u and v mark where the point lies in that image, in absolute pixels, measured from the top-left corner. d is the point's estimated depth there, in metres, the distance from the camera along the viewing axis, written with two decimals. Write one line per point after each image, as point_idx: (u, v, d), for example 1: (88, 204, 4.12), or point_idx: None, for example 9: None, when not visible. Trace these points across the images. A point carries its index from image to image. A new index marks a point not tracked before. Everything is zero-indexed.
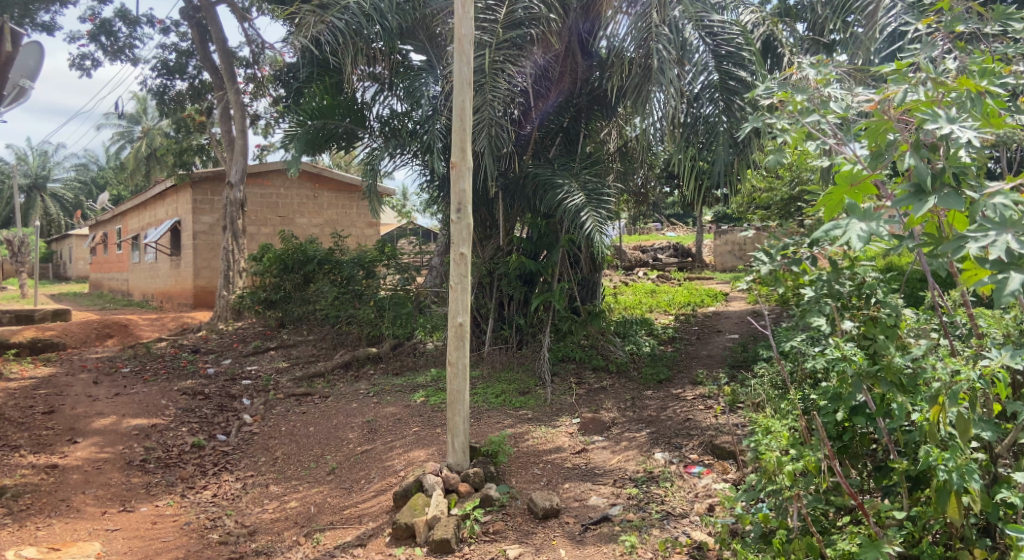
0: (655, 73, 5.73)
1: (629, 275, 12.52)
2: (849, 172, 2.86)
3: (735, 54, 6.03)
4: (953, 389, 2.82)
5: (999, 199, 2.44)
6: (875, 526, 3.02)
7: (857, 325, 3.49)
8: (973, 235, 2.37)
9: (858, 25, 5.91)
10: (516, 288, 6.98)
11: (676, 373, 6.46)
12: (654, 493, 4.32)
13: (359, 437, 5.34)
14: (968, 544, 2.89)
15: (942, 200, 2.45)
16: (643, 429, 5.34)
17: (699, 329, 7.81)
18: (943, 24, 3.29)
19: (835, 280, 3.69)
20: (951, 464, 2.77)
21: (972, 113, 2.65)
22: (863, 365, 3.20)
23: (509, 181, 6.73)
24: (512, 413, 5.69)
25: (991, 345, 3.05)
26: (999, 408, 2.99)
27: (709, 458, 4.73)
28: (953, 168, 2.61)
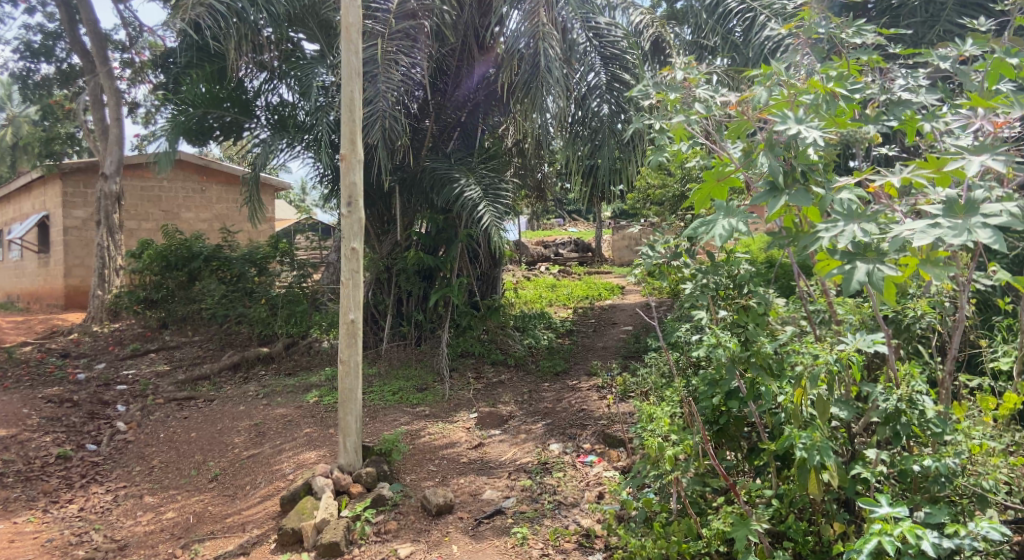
0: (544, 72, 5.80)
1: (531, 269, 12.66)
2: (715, 169, 3.04)
3: (620, 56, 6.31)
4: (813, 371, 3.02)
5: (846, 194, 2.64)
6: (745, 505, 3.19)
7: (730, 313, 3.72)
8: (824, 227, 2.56)
9: (738, 29, 6.20)
10: (415, 284, 6.86)
11: (572, 365, 6.59)
12: (547, 483, 4.39)
13: (245, 441, 5.13)
14: (829, 518, 3.10)
15: (794, 198, 2.68)
16: (539, 421, 5.40)
17: (596, 321, 8.00)
18: (804, 30, 3.60)
19: (714, 272, 3.90)
20: (807, 442, 2.95)
21: (820, 113, 2.90)
22: (737, 350, 3.41)
23: (405, 176, 6.62)
24: (409, 411, 5.61)
25: (849, 331, 3.28)
26: (856, 389, 3.18)
27: (601, 446, 4.85)
28: (804, 167, 2.79)
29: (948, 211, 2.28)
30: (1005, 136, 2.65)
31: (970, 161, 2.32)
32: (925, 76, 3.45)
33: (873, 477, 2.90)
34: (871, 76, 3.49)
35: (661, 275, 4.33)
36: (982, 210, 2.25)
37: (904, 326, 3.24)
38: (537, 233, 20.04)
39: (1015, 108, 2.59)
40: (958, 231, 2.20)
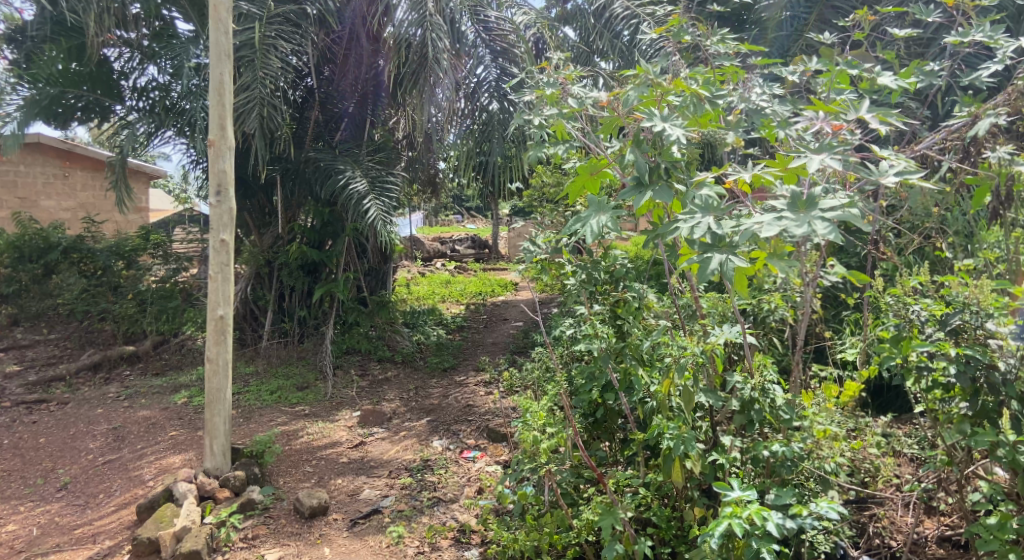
0: (431, 62, 5.74)
1: (426, 266, 12.54)
2: (588, 163, 3.10)
3: (508, 51, 6.42)
4: (681, 362, 3.09)
5: (707, 190, 2.75)
6: (612, 495, 3.26)
7: (607, 307, 3.79)
8: (683, 220, 2.65)
9: (624, 32, 6.34)
10: (298, 279, 6.62)
11: (461, 361, 6.57)
12: (427, 480, 4.34)
13: (102, 446, 4.77)
14: (691, 504, 3.21)
15: (657, 193, 2.75)
16: (423, 418, 5.33)
17: (488, 317, 8.02)
18: (673, 35, 3.78)
19: (593, 267, 3.94)
20: (674, 432, 3.03)
21: (686, 114, 3.00)
22: (612, 342, 3.48)
23: (288, 167, 6.37)
24: (287, 411, 5.41)
25: (714, 325, 3.42)
26: (719, 379, 3.27)
27: (484, 442, 4.84)
28: (666, 164, 2.88)
29: (792, 206, 2.42)
30: (843, 137, 2.90)
31: (810, 159, 2.49)
32: (779, 88, 3.69)
33: (728, 463, 3.05)
34: (732, 85, 3.68)
35: (542, 269, 4.35)
36: (821, 205, 2.40)
37: (761, 319, 3.51)
38: (434, 229, 19.95)
39: (851, 113, 2.87)
40: (800, 223, 2.34)
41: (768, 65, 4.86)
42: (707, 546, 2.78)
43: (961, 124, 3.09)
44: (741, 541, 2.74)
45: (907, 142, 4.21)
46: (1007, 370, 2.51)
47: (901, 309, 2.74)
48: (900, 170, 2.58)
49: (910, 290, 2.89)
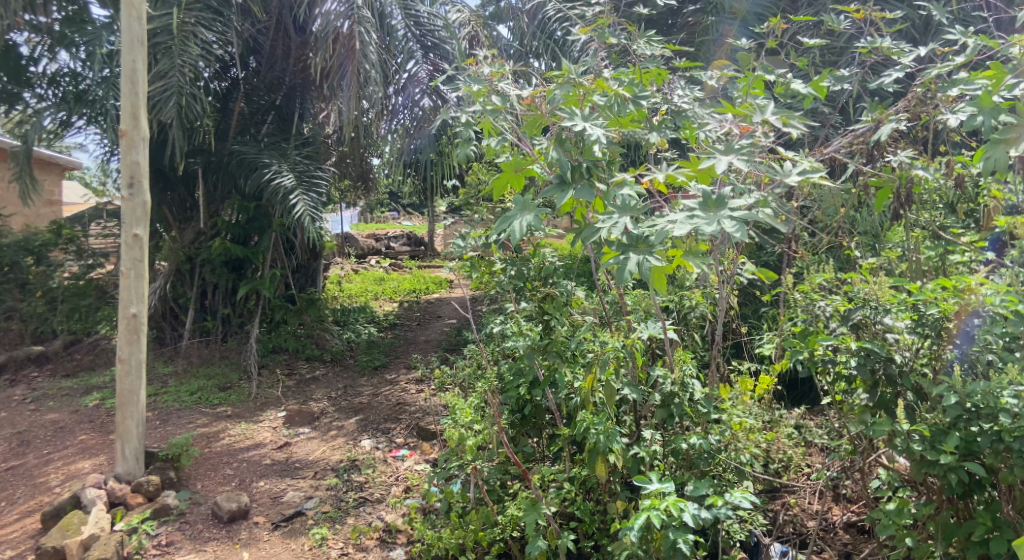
0: (358, 55, 5.70)
1: (361, 263, 12.34)
2: (513, 161, 3.11)
3: (439, 46, 6.42)
4: (604, 358, 3.12)
5: (626, 189, 2.79)
6: (537, 490, 3.27)
7: (535, 303, 3.81)
8: (602, 220, 2.69)
9: (556, 32, 6.36)
10: (222, 276, 6.41)
11: (392, 359, 6.49)
12: (353, 481, 4.27)
13: (4, 452, 4.50)
14: (614, 498, 3.25)
15: (579, 191, 2.79)
16: (352, 417, 5.24)
17: (421, 315, 7.95)
18: (600, 36, 3.83)
19: (521, 264, 3.92)
20: (599, 426, 3.04)
21: (607, 114, 3.05)
22: (537, 339, 3.48)
23: (212, 160, 6.17)
24: (208, 412, 5.23)
25: (637, 321, 3.49)
26: (642, 375, 3.28)
27: (413, 441, 4.79)
28: (588, 163, 2.92)
29: (703, 205, 2.49)
30: (753, 137, 3.01)
31: (718, 160, 2.59)
32: (699, 91, 3.79)
33: (649, 456, 3.10)
34: (656, 87, 3.74)
35: (471, 266, 4.32)
36: (730, 205, 2.47)
37: (683, 316, 3.63)
38: (368, 227, 19.68)
39: (760, 114, 2.99)
40: (709, 222, 2.41)
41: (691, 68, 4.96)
42: (626, 539, 2.82)
43: (865, 129, 3.28)
44: (659, 533, 2.79)
45: (817, 145, 4.38)
46: (903, 363, 2.65)
47: (810, 305, 2.98)
48: (804, 169, 2.71)
49: (816, 286, 3.12)
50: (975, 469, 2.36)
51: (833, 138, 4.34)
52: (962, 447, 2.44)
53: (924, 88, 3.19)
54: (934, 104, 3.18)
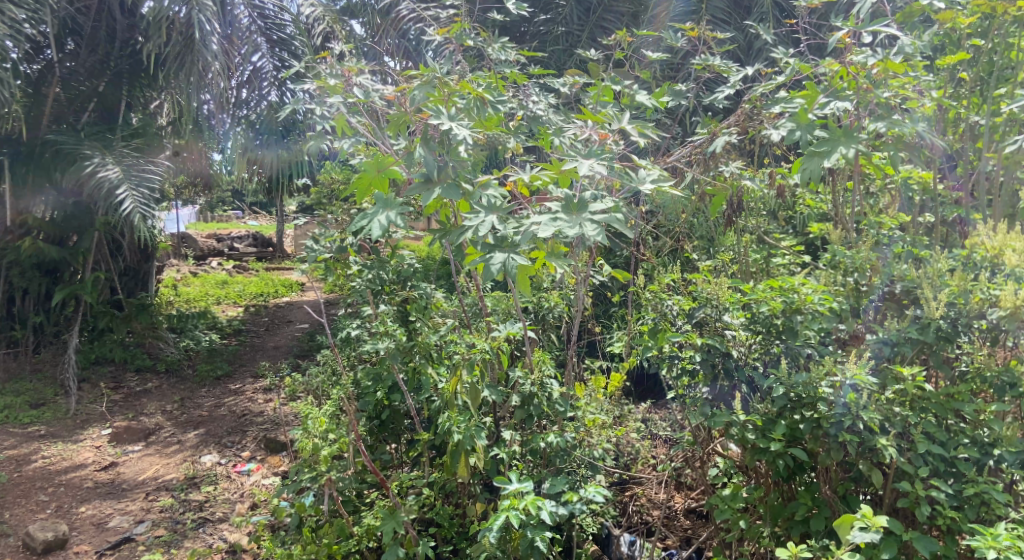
0: (198, 45, 5.34)
1: (200, 265, 11.45)
2: (373, 160, 2.97)
3: (287, 41, 6.16)
4: (471, 358, 3.05)
5: (491, 191, 2.80)
6: (395, 497, 3.17)
7: (393, 305, 3.63)
8: (468, 222, 2.66)
9: (411, 32, 6.27)
10: (33, 279, 5.74)
11: (237, 367, 6.07)
12: (192, 500, 3.93)
13: None
14: (473, 500, 3.24)
15: (446, 191, 2.74)
16: (191, 431, 4.83)
17: (269, 320, 7.53)
18: (456, 38, 3.82)
19: (380, 267, 3.78)
20: (462, 426, 2.99)
21: (470, 116, 3.03)
22: (403, 340, 3.31)
23: (20, 151, 5.40)
24: (16, 432, 4.61)
25: (499, 322, 3.50)
26: (503, 375, 3.29)
27: (261, 453, 4.50)
28: (455, 163, 2.90)
29: (566, 208, 2.55)
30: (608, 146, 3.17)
31: (580, 165, 2.66)
32: (553, 97, 3.90)
33: (508, 457, 3.11)
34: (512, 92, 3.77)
35: (326, 269, 4.10)
36: (591, 208, 2.55)
37: (541, 316, 3.73)
38: (209, 227, 18.34)
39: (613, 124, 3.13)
40: (572, 225, 2.47)
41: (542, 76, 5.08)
42: (486, 541, 2.81)
43: (702, 140, 3.55)
44: (518, 532, 2.80)
45: (658, 155, 4.64)
46: (738, 357, 2.86)
47: (658, 304, 3.15)
48: (655, 177, 2.86)
49: (664, 286, 3.30)
50: (799, 454, 2.60)
51: (673, 148, 4.63)
52: (787, 434, 2.69)
53: (751, 104, 3.51)
54: (759, 120, 3.50)
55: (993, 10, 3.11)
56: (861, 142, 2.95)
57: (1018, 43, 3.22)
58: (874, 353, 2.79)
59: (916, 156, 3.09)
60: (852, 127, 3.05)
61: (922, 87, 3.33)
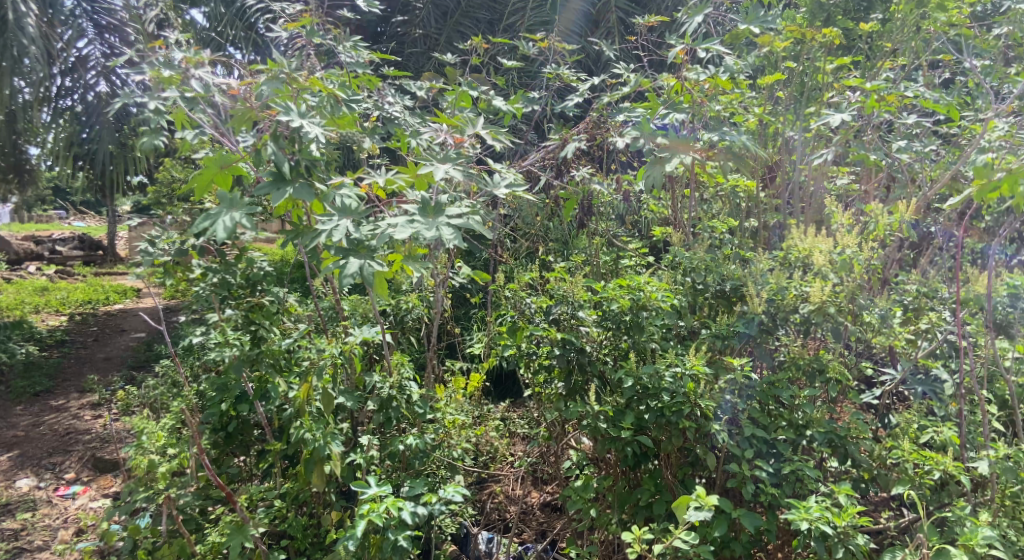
0: (11, 27, 4.91)
1: (13, 271, 10.17)
2: (217, 156, 2.80)
3: (117, 27, 5.67)
4: (321, 364, 2.97)
5: (346, 191, 2.73)
6: (243, 511, 2.99)
7: (239, 312, 3.21)
8: (322, 223, 2.59)
9: (259, 25, 5.96)
10: None
11: (59, 382, 5.46)
12: (3, 531, 3.49)
13: None
14: (329, 509, 3.14)
15: (298, 191, 2.64)
16: (2, 455, 4.28)
17: (99, 330, 6.85)
18: (307, 33, 3.70)
19: (226, 270, 3.37)
20: (315, 433, 2.89)
21: (323, 115, 2.96)
22: (246, 349, 3.11)
23: None
24: None
25: (356, 326, 3.41)
26: (360, 380, 3.18)
27: (88, 475, 4.08)
28: (306, 161, 2.79)
29: (422, 211, 2.56)
30: (463, 149, 3.19)
31: (436, 169, 2.68)
32: (410, 100, 3.90)
33: (365, 463, 3.04)
34: (366, 93, 3.73)
35: (164, 273, 3.71)
36: (447, 211, 2.58)
37: (400, 319, 3.60)
38: (24, 228, 16.33)
39: (469, 127, 3.17)
40: (429, 227, 2.48)
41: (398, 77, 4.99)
42: (343, 549, 2.73)
43: (555, 146, 3.71)
44: (376, 538, 2.74)
45: (513, 159, 4.71)
46: (591, 353, 2.99)
47: (517, 302, 3.25)
48: (510, 182, 2.94)
49: (522, 286, 3.37)
50: (645, 442, 2.77)
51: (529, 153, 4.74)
52: (635, 423, 2.85)
53: (598, 113, 3.71)
54: (605, 128, 3.74)
55: (803, 36, 3.50)
56: (697, 151, 3.22)
57: (822, 68, 3.66)
58: (708, 347, 3.03)
59: (744, 164, 3.40)
60: (688, 137, 3.32)
61: (746, 103, 3.69)
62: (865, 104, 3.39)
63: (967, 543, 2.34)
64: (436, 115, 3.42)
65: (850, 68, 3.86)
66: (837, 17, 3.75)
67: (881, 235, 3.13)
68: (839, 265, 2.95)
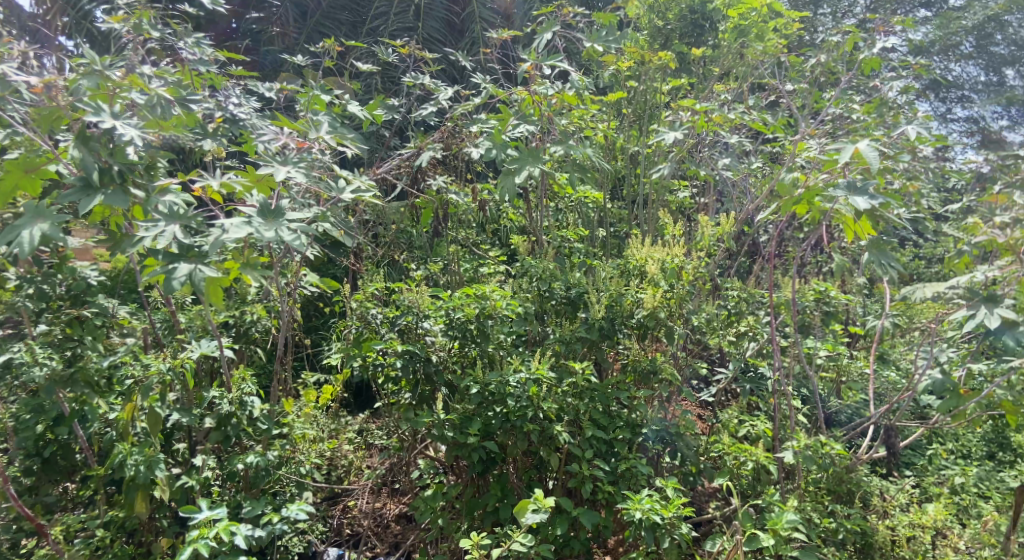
0: None
1: None
2: (20, 158, 2.56)
3: None
4: (146, 384, 2.80)
5: (173, 196, 2.58)
6: (57, 544, 2.74)
7: (56, 328, 3.03)
8: (143, 227, 2.43)
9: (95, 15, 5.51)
10: None
11: None
12: None
13: None
14: (161, 535, 2.94)
15: (109, 197, 2.47)
16: None
17: None
18: (139, 28, 3.47)
19: (46, 280, 3.08)
20: (138, 458, 2.73)
21: (149, 116, 2.79)
22: (60, 369, 2.87)
23: None
24: None
25: (193, 339, 3.22)
26: (198, 396, 3.00)
27: None
28: (122, 165, 2.61)
29: (260, 214, 2.47)
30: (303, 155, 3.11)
31: (277, 170, 2.63)
32: (257, 102, 3.76)
33: (200, 484, 2.88)
34: (207, 93, 3.55)
35: None
36: (286, 216, 2.50)
37: (243, 332, 3.35)
38: None
39: (313, 131, 3.10)
40: (268, 228, 2.41)
41: (245, 77, 4.66)
42: None
43: (409, 154, 3.70)
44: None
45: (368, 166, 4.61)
46: (438, 362, 2.98)
47: (362, 313, 3.11)
48: (354, 187, 2.90)
49: (370, 295, 3.31)
50: (490, 448, 2.80)
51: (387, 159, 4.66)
52: (481, 429, 2.88)
53: (453, 123, 3.72)
54: (460, 138, 3.76)
55: (642, 58, 3.74)
56: (545, 162, 3.33)
57: (659, 90, 3.95)
58: (553, 353, 3.12)
59: (588, 176, 3.55)
60: (537, 149, 3.42)
61: (593, 120, 3.86)
62: (695, 124, 3.69)
63: (773, 527, 2.57)
64: (276, 120, 3.29)
65: (687, 89, 4.16)
66: (674, 41, 4.03)
67: (708, 246, 3.38)
68: (670, 272, 3.15)
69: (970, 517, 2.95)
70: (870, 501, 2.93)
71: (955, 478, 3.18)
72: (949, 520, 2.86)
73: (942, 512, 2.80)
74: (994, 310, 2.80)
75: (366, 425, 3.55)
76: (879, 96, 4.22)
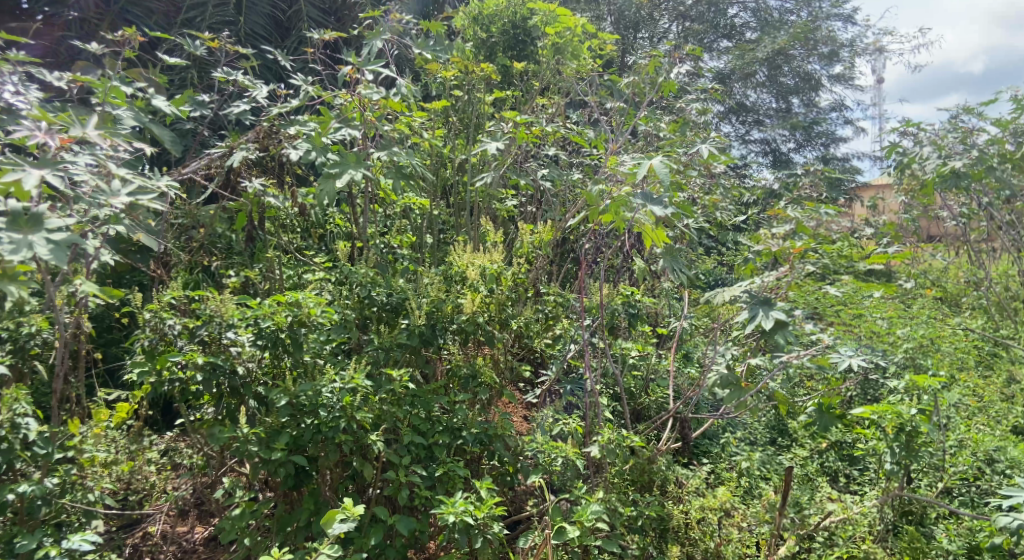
0: None
1: None
2: None
3: None
4: None
5: None
6: None
7: None
8: None
9: None
10: None
11: None
12: None
13: None
14: None
15: None
16: None
17: None
18: None
19: None
20: None
21: None
22: None
23: None
24: None
25: None
26: None
27: None
28: None
29: (12, 225, 2.23)
30: (69, 153, 2.66)
31: (26, 175, 2.32)
32: (39, 89, 3.28)
33: None
34: None
35: None
36: (47, 224, 2.28)
37: (19, 346, 3.00)
38: None
39: (77, 126, 2.68)
40: (16, 247, 2.17)
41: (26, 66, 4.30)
42: None
43: (219, 154, 3.50)
44: None
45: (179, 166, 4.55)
46: (245, 374, 2.86)
47: (158, 323, 2.85)
48: (126, 195, 2.59)
49: (168, 304, 3.04)
50: (300, 461, 2.70)
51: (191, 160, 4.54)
52: (291, 442, 2.78)
53: (270, 123, 3.55)
54: (278, 139, 3.56)
55: (466, 68, 3.86)
56: (367, 168, 3.25)
57: (482, 100, 4.07)
58: (371, 361, 3.10)
59: (411, 181, 3.55)
60: (359, 154, 3.34)
61: (418, 126, 3.87)
62: (515, 134, 3.84)
63: (578, 519, 2.70)
64: (36, 113, 2.81)
65: (509, 102, 4.40)
66: (498, 54, 4.29)
67: (524, 253, 3.54)
68: (489, 278, 3.23)
69: (752, 497, 3.28)
70: (667, 489, 3.15)
71: (742, 463, 3.48)
72: (734, 501, 3.10)
73: (728, 495, 3.05)
74: (769, 312, 3.13)
75: (171, 445, 3.29)
76: (682, 118, 4.64)
